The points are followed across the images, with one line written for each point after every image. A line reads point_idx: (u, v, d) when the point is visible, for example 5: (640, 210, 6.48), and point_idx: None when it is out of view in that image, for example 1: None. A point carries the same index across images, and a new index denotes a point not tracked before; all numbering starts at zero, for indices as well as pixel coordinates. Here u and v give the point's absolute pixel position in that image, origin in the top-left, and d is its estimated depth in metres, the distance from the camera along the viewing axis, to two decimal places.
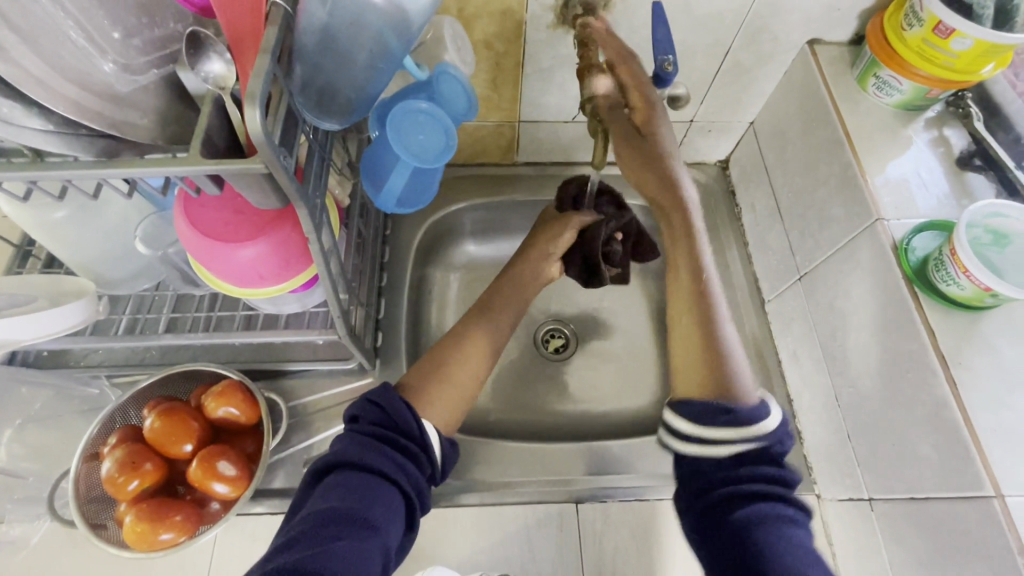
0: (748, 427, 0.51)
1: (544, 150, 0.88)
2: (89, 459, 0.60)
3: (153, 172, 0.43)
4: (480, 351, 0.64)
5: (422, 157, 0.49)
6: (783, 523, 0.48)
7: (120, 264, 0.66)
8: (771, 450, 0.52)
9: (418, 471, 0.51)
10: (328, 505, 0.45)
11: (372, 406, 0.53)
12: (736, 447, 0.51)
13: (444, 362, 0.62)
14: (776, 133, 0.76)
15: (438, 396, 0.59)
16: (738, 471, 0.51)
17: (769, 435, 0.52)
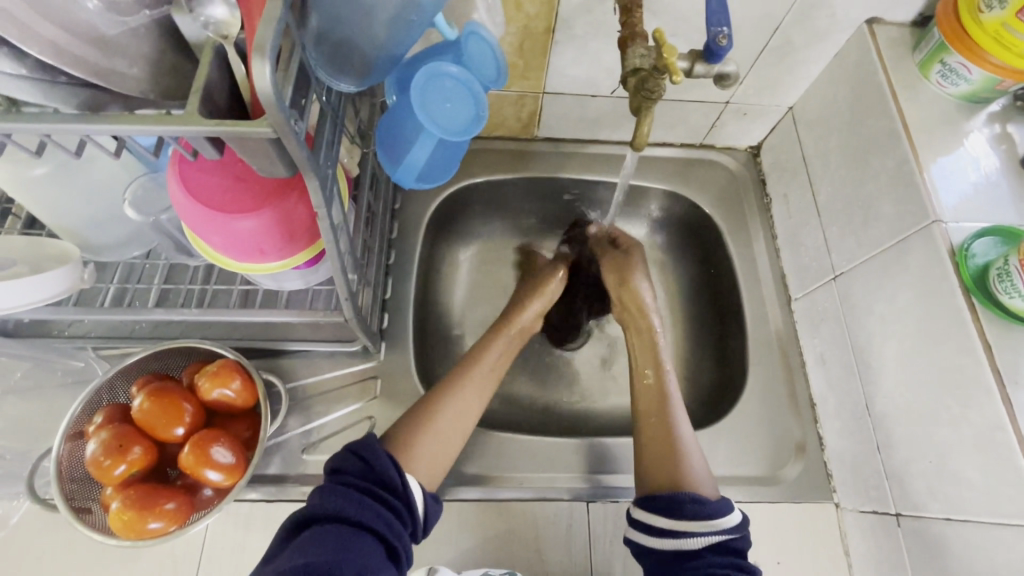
0: (711, 522, 0.52)
1: (567, 125, 0.82)
2: (73, 438, 0.56)
3: (145, 130, 0.37)
4: (470, 400, 0.61)
5: (449, 129, 0.44)
6: None
7: (108, 229, 0.61)
8: (733, 544, 0.51)
9: (401, 524, 0.47)
10: (303, 560, 0.41)
11: (351, 457, 0.50)
12: (706, 538, 0.51)
13: (431, 412, 0.58)
14: (819, 121, 0.71)
15: (425, 448, 0.55)
16: (708, 552, 0.51)
17: (733, 527, 0.52)
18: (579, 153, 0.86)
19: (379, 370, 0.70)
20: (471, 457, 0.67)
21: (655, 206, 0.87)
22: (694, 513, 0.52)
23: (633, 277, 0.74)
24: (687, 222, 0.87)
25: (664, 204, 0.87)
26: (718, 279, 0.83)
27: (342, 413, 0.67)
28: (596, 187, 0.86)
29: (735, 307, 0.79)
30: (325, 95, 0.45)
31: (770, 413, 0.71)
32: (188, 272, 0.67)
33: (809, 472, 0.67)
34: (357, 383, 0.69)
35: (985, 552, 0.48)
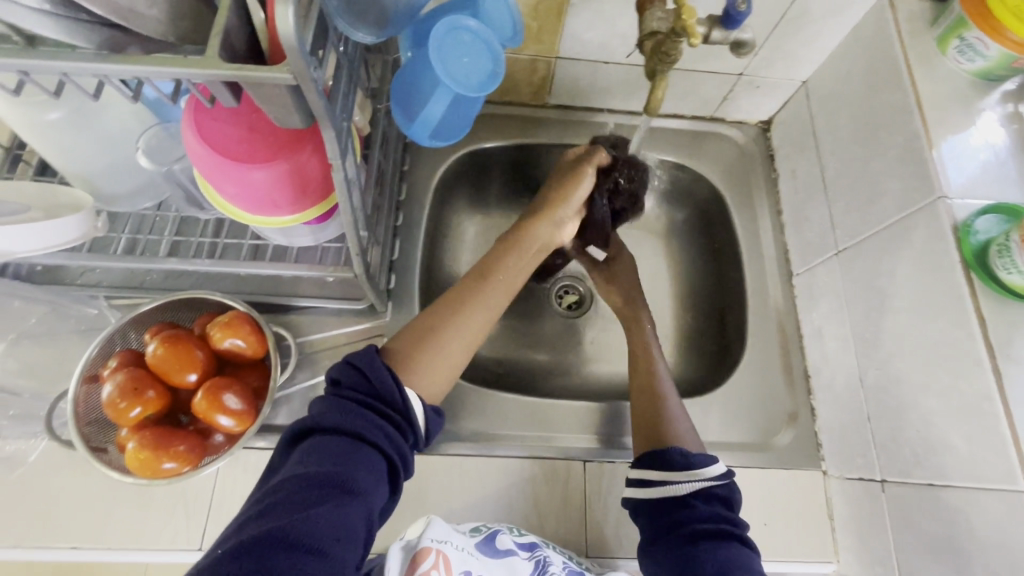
0: (695, 471, 0.55)
1: (579, 92, 0.82)
2: (89, 381, 0.58)
3: (165, 72, 0.37)
4: (477, 317, 0.58)
5: (466, 83, 0.44)
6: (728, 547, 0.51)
7: (120, 178, 0.61)
8: (718, 491, 0.54)
9: (400, 436, 0.48)
10: (304, 469, 0.42)
11: (351, 371, 0.49)
12: (693, 484, 0.54)
13: (437, 329, 0.56)
14: (832, 95, 0.71)
15: (428, 361, 0.54)
16: (698, 501, 0.54)
17: (718, 478, 0.55)
18: (589, 121, 0.85)
19: (386, 329, 0.71)
20: (474, 415, 0.69)
21: (663, 177, 0.88)
22: (679, 461, 0.55)
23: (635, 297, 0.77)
24: (693, 195, 0.87)
25: (672, 175, 0.87)
26: (721, 252, 0.84)
27: None
28: None
29: (737, 281, 0.80)
30: (343, 47, 0.45)
31: (765, 384, 0.73)
32: (198, 226, 0.67)
33: (800, 440, 0.69)
34: (363, 341, 0.70)
35: (964, 515, 0.50)
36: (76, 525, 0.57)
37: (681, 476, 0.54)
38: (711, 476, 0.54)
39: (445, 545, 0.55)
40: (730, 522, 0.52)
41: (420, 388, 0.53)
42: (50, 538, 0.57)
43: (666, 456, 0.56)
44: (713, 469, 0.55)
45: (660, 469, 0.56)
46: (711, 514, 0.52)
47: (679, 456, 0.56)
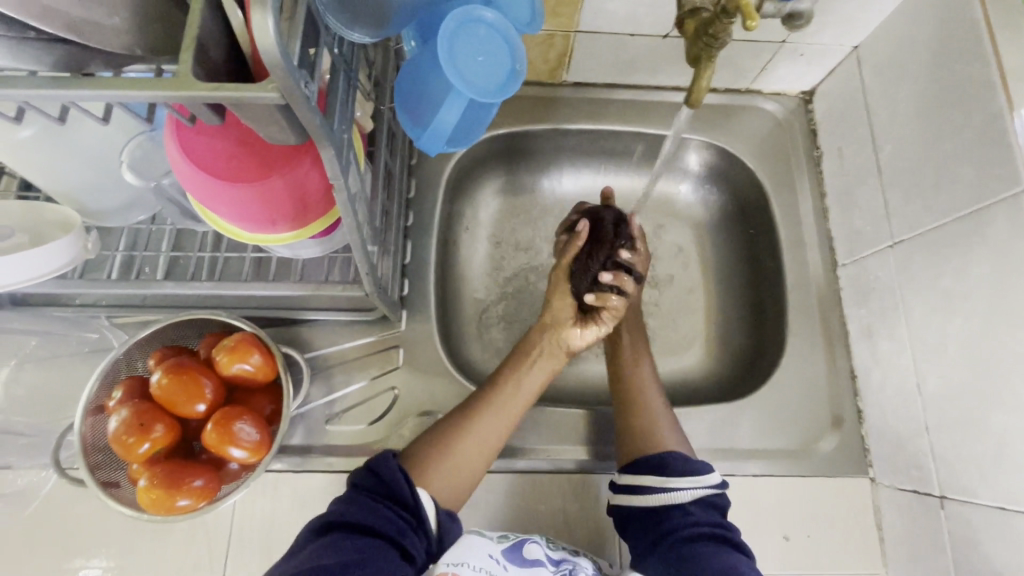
0: (691, 477, 0.54)
1: (599, 68, 0.74)
2: (94, 413, 0.55)
3: (134, 96, 0.32)
4: (491, 425, 0.57)
5: (482, 89, 0.37)
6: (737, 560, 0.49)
7: (107, 194, 0.56)
8: (716, 500, 0.54)
9: (416, 534, 0.48)
10: (322, 560, 0.43)
11: (366, 471, 0.50)
12: (688, 492, 0.53)
13: (447, 437, 0.55)
14: (889, 64, 0.63)
15: (440, 470, 0.53)
16: (694, 511, 0.53)
17: (718, 486, 0.54)
18: (610, 100, 0.78)
19: (400, 339, 0.67)
20: None
21: (693, 158, 0.80)
22: (679, 465, 0.55)
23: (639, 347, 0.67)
24: (725, 177, 0.80)
25: (703, 156, 0.80)
26: (758, 239, 0.78)
27: (363, 383, 0.65)
28: (628, 139, 0.79)
29: (775, 272, 0.74)
30: (338, 44, 0.39)
31: (808, 385, 0.68)
32: (197, 238, 0.63)
33: (845, 445, 0.65)
34: (377, 352, 0.66)
35: None
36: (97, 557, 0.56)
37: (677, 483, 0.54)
38: (713, 485, 0.54)
39: (461, 568, 0.53)
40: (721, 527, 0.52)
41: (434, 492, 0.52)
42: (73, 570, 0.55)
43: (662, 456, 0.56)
44: (710, 476, 0.55)
45: (645, 473, 0.55)
46: (710, 521, 0.52)
47: (675, 462, 0.56)
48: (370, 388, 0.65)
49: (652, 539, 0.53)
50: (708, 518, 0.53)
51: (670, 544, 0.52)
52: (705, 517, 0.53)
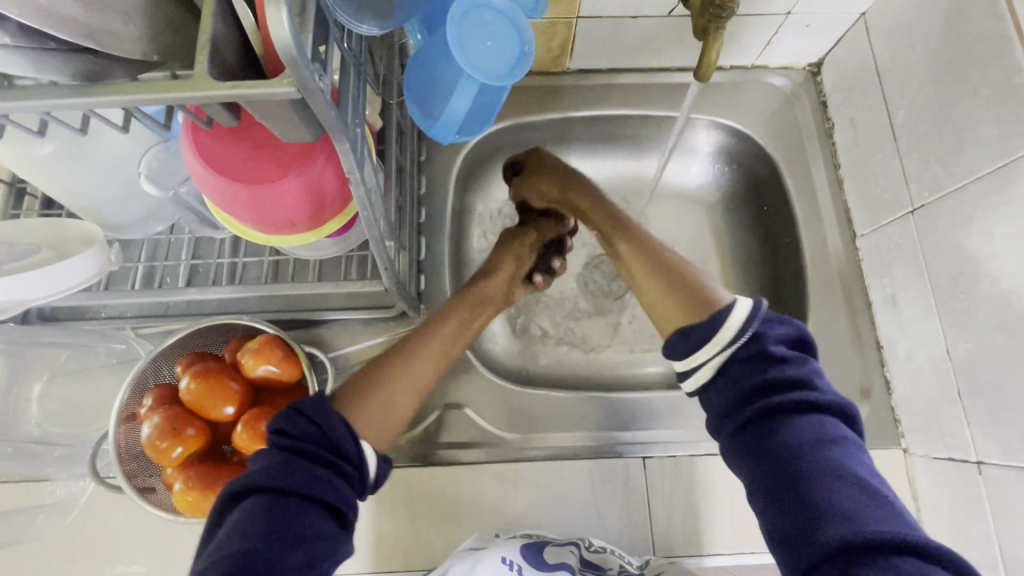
0: (758, 322, 0.48)
1: (603, 53, 0.74)
2: (127, 422, 0.56)
3: (154, 100, 0.33)
4: (426, 361, 0.56)
5: (493, 72, 0.37)
6: (816, 440, 0.43)
7: (126, 206, 0.57)
8: (761, 346, 0.47)
9: (348, 485, 0.44)
10: (247, 536, 0.38)
11: (300, 419, 0.45)
12: (722, 354, 0.48)
13: (382, 373, 0.53)
14: (899, 29, 0.62)
15: (373, 407, 0.50)
16: (747, 376, 0.47)
17: (745, 330, 0.48)
18: (615, 84, 0.77)
19: None
20: (522, 415, 0.66)
21: (702, 137, 0.79)
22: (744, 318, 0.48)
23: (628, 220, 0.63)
24: (736, 155, 0.80)
25: (712, 134, 0.79)
26: (773, 216, 0.77)
27: None
28: (635, 122, 0.79)
29: (792, 248, 0.74)
30: (347, 40, 0.39)
31: (833, 359, 0.67)
32: (215, 246, 0.64)
33: (874, 417, 0.64)
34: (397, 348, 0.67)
35: None
36: (136, 563, 0.57)
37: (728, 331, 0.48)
38: (738, 330, 0.48)
39: None
40: (816, 391, 0.46)
41: (366, 433, 0.49)
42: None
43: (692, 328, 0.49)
44: (741, 306, 0.49)
45: (692, 349, 0.49)
46: (763, 381, 0.46)
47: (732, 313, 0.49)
48: None
49: (731, 407, 0.47)
50: (794, 373, 0.46)
51: (756, 416, 0.45)
52: (776, 368, 0.46)
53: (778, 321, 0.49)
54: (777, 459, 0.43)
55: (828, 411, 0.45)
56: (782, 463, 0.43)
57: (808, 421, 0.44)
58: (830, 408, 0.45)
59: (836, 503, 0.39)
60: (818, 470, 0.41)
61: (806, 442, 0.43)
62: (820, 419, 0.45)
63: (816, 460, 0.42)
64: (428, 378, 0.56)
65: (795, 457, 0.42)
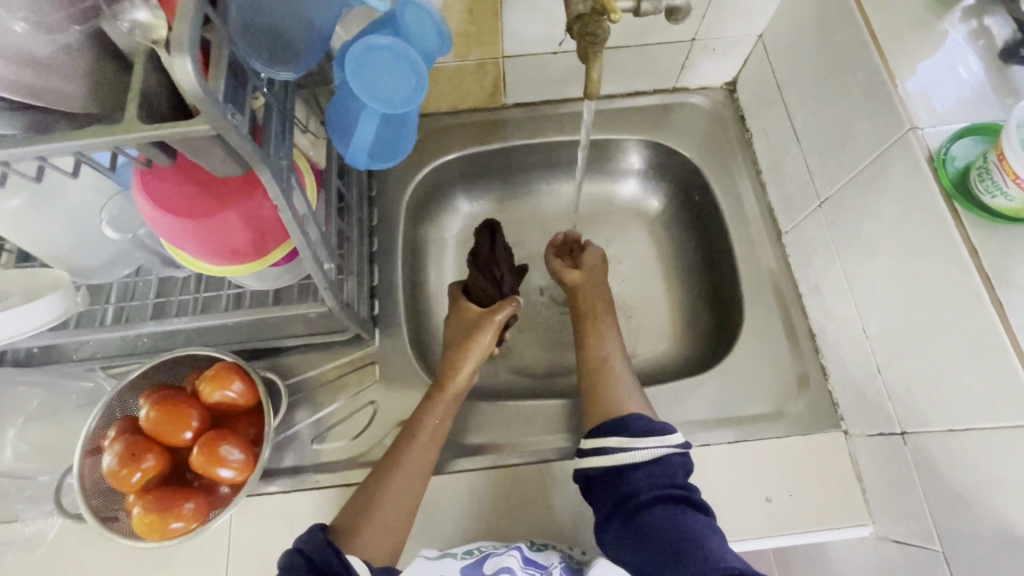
0: (657, 437, 0.57)
1: (533, 87, 0.81)
2: (91, 454, 0.59)
3: (91, 143, 0.38)
4: (409, 479, 0.58)
5: (389, 103, 0.43)
6: (682, 520, 0.52)
7: (93, 252, 0.63)
8: (671, 458, 0.56)
9: None
10: None
11: (295, 556, 0.50)
12: (627, 453, 0.57)
13: (372, 498, 0.57)
14: (788, 46, 0.69)
15: (369, 531, 0.55)
16: (633, 475, 0.56)
17: (664, 444, 0.57)
18: (550, 115, 0.84)
19: (375, 355, 0.71)
20: (476, 425, 0.69)
21: (634, 157, 0.86)
22: (641, 429, 0.58)
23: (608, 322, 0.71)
24: (668, 171, 0.86)
25: (643, 154, 0.85)
26: (706, 223, 0.82)
27: (345, 402, 0.69)
28: (572, 149, 0.85)
29: (725, 251, 0.78)
30: (268, 87, 0.45)
31: (772, 351, 0.70)
32: (179, 285, 0.69)
33: (814, 402, 0.67)
34: (355, 371, 0.70)
35: (987, 461, 0.47)
36: None
37: (639, 443, 0.57)
38: (662, 443, 0.56)
39: None
40: (675, 483, 0.55)
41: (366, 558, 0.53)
42: None
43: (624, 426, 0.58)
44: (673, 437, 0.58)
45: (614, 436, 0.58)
46: (646, 483, 0.55)
47: (638, 423, 0.58)
48: (353, 405, 0.69)
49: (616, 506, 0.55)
50: (657, 478, 0.56)
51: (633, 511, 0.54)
52: (653, 467, 0.56)
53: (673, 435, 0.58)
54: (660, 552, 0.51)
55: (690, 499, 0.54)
56: (664, 550, 0.51)
57: (666, 507, 0.53)
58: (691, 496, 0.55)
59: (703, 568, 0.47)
60: (691, 549, 0.49)
61: (675, 530, 0.51)
62: (682, 503, 0.54)
63: (687, 539, 0.50)
64: (418, 482, 0.59)
65: (671, 544, 0.51)
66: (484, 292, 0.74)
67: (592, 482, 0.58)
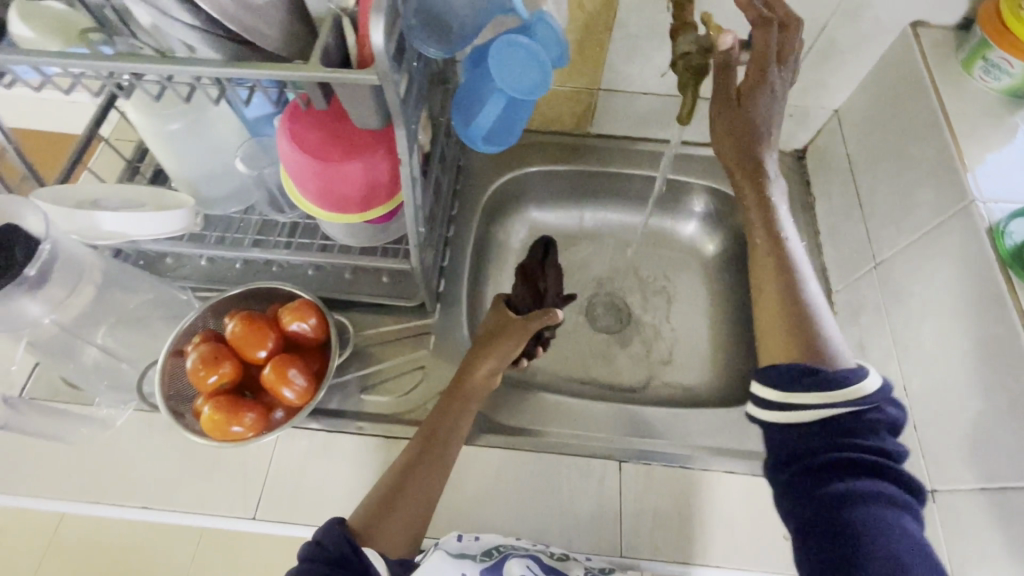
0: (852, 386, 0.45)
1: (619, 121, 0.89)
2: (175, 354, 0.66)
3: (279, 75, 0.47)
4: (432, 473, 0.59)
5: (520, 88, 0.51)
6: (886, 503, 0.43)
7: (217, 184, 0.72)
8: (874, 419, 0.45)
9: None
10: None
11: (310, 546, 0.49)
12: (823, 411, 0.45)
13: (394, 492, 0.57)
14: (863, 121, 0.75)
15: (388, 522, 0.55)
16: (833, 425, 0.45)
17: (867, 399, 0.45)
18: (629, 149, 0.91)
19: (432, 326, 0.77)
20: (512, 410, 0.72)
21: (699, 201, 0.92)
22: (834, 379, 0.45)
23: (766, 148, 0.55)
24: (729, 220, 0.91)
25: (708, 199, 0.91)
26: None
27: (397, 362, 0.74)
28: (643, 183, 0.91)
29: None
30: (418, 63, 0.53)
31: None
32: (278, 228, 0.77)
33: None
34: (410, 337, 0.76)
35: (1017, 521, 0.48)
36: (155, 485, 0.64)
37: (836, 398, 0.45)
38: (865, 397, 0.45)
39: None
40: (890, 451, 0.45)
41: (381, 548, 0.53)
42: (132, 496, 0.63)
43: (807, 371, 0.46)
44: (872, 377, 0.46)
45: (796, 389, 0.46)
46: (857, 443, 0.45)
47: (827, 371, 0.46)
48: (403, 369, 0.74)
49: (788, 456, 0.47)
50: (873, 444, 0.45)
51: (813, 469, 0.45)
52: (871, 428, 0.45)
53: (894, 401, 0.47)
54: (839, 524, 0.43)
55: (903, 478, 0.45)
56: (839, 525, 0.43)
57: (868, 480, 0.44)
58: (905, 474, 0.45)
59: (891, 562, 0.41)
60: (880, 537, 0.42)
61: (867, 505, 0.43)
62: (890, 485, 0.44)
63: (882, 525, 0.42)
64: (439, 482, 0.60)
65: (854, 520, 0.43)
66: (524, 303, 0.75)
67: (770, 429, 0.48)
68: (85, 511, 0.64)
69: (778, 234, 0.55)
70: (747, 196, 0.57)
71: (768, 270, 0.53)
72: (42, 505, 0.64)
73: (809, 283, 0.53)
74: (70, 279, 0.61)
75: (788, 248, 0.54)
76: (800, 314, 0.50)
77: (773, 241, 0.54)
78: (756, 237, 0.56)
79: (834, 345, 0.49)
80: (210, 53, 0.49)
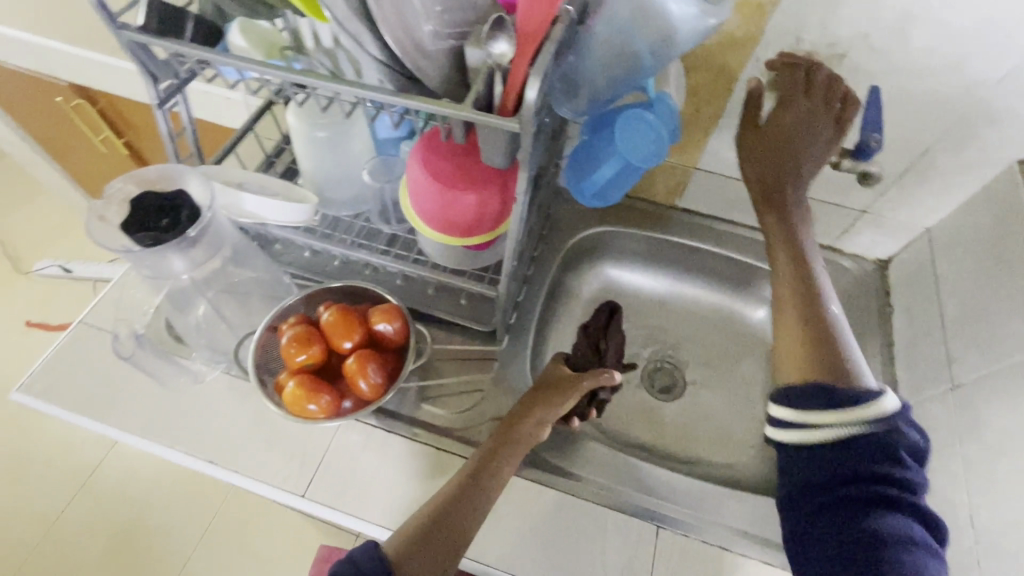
0: (869, 403, 0.53)
1: (706, 199, 0.93)
2: (271, 330, 0.72)
3: (435, 108, 0.54)
4: (472, 514, 0.57)
5: (640, 158, 0.58)
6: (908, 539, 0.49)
7: (340, 188, 0.81)
8: (892, 433, 0.53)
9: None
10: None
11: (343, 562, 0.49)
12: (841, 432, 0.53)
13: (435, 525, 0.55)
14: (955, 243, 0.76)
15: (423, 555, 0.52)
16: (856, 442, 0.53)
17: (886, 416, 0.53)
18: (711, 226, 0.95)
19: (497, 354, 0.81)
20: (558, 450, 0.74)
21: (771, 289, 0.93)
22: (852, 394, 0.54)
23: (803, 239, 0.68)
24: None
25: None
26: None
27: (459, 380, 0.78)
28: (719, 261, 0.94)
29: None
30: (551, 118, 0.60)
31: None
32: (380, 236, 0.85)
33: None
34: (475, 360, 0.80)
35: None
36: (223, 443, 0.70)
37: (850, 409, 0.53)
38: (881, 414, 0.52)
39: None
40: (910, 491, 0.51)
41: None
42: (202, 448, 0.70)
43: (828, 393, 0.55)
44: (889, 398, 0.54)
45: (815, 408, 0.55)
46: (874, 471, 0.52)
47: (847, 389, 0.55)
48: (462, 388, 0.78)
49: (822, 484, 0.53)
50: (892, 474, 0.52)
51: (840, 499, 0.52)
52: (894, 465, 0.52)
53: (912, 425, 0.55)
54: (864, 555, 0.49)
55: (923, 517, 0.51)
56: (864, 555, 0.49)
57: (895, 515, 0.50)
58: (924, 509, 0.51)
59: None
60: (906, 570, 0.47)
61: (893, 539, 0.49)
62: (909, 520, 0.50)
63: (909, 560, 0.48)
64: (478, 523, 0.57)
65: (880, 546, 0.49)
66: (585, 363, 0.77)
67: (794, 454, 0.56)
68: (161, 452, 0.70)
69: (811, 279, 0.65)
70: (780, 254, 0.68)
71: (789, 295, 0.65)
72: (127, 438, 0.71)
73: (835, 314, 0.63)
74: (221, 251, 0.69)
75: (818, 288, 0.64)
76: (819, 327, 0.61)
77: (806, 280, 0.65)
78: (790, 272, 0.66)
79: (860, 369, 0.57)
80: (380, 81, 0.58)
